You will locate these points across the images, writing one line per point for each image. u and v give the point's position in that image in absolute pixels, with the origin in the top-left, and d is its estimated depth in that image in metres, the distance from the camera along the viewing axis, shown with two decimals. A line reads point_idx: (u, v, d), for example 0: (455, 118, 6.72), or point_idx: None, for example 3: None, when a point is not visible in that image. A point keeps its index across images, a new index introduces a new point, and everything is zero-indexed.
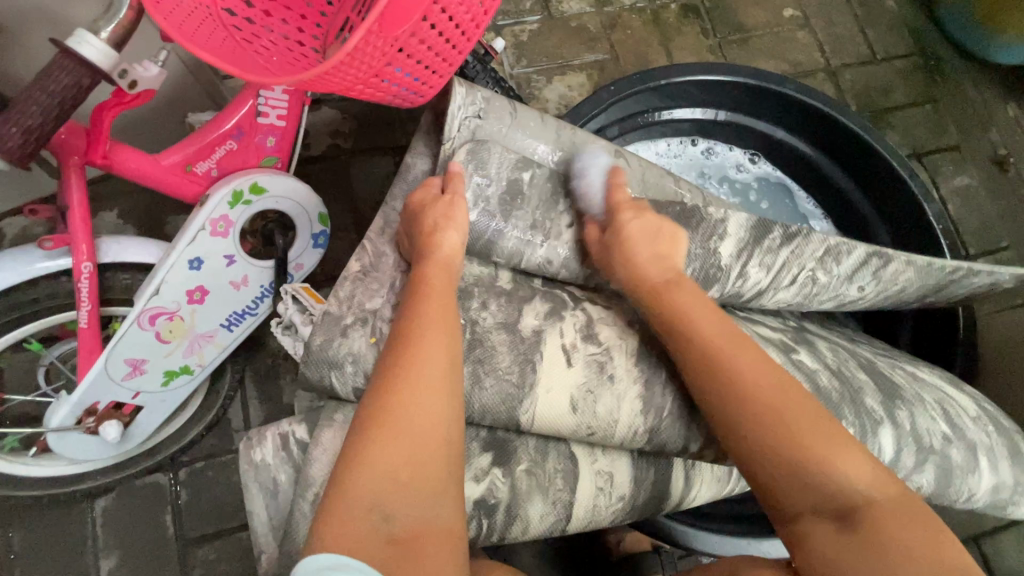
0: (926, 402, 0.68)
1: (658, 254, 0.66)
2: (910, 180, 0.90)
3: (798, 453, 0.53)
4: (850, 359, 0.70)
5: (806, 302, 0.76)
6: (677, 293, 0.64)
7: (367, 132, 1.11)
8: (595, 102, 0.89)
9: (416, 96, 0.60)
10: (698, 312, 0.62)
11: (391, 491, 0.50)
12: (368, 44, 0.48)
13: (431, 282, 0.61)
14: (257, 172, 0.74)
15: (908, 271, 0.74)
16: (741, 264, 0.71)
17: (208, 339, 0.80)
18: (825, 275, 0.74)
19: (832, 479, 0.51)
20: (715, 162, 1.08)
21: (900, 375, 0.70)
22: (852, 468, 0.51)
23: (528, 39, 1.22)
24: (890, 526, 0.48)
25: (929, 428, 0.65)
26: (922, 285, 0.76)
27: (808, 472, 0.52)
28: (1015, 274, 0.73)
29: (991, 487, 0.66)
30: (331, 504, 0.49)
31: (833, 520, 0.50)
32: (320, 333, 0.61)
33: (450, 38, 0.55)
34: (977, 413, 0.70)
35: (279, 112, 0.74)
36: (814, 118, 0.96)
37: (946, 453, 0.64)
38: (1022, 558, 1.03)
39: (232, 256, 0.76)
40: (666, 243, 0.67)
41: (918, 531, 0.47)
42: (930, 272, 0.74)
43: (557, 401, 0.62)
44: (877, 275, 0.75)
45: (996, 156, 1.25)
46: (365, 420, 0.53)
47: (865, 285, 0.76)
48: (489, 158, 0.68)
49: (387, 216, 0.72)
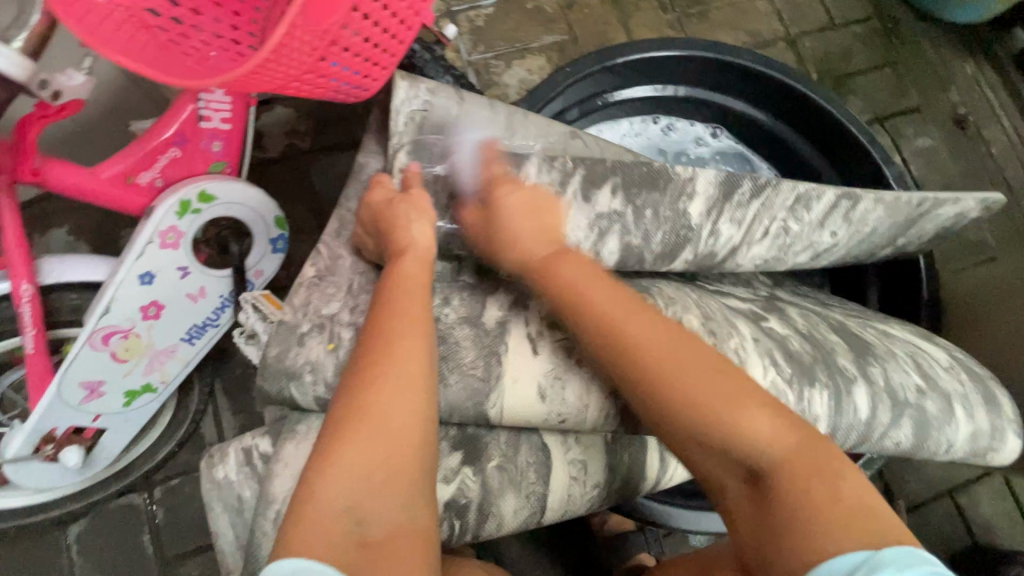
0: (898, 356, 0.68)
1: (541, 228, 0.63)
2: (872, 146, 0.90)
3: (702, 426, 0.51)
4: (821, 321, 0.71)
5: (779, 255, 0.75)
6: (561, 262, 0.61)
7: (325, 129, 1.08)
8: (551, 85, 0.87)
9: (359, 90, 0.59)
10: (588, 283, 0.59)
11: (363, 493, 0.49)
12: (297, 40, 0.46)
13: (406, 278, 0.60)
14: (204, 179, 0.71)
15: (876, 209, 0.75)
16: (712, 222, 0.70)
17: (170, 354, 0.78)
18: (796, 224, 0.73)
19: (741, 446, 0.50)
20: (675, 138, 1.06)
21: (870, 333, 0.71)
22: (758, 431, 0.50)
23: (484, 24, 1.19)
24: (799, 477, 0.47)
25: (902, 382, 0.65)
26: (894, 223, 0.77)
27: (719, 443, 0.51)
28: (980, 200, 0.76)
29: (969, 435, 0.66)
30: (303, 505, 0.48)
31: (748, 481, 0.50)
32: (275, 344, 0.60)
33: (387, 27, 0.53)
34: (950, 361, 0.70)
35: (223, 115, 0.71)
36: (774, 88, 0.95)
37: (921, 406, 0.64)
38: (994, 507, 1.06)
39: (186, 268, 0.74)
40: (547, 213, 0.64)
41: (817, 491, 0.46)
42: (899, 207, 0.75)
43: (526, 393, 0.61)
44: (848, 218, 0.75)
45: (956, 115, 1.26)
46: (340, 417, 0.51)
47: (838, 230, 0.75)
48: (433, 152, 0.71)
49: (342, 218, 0.71)
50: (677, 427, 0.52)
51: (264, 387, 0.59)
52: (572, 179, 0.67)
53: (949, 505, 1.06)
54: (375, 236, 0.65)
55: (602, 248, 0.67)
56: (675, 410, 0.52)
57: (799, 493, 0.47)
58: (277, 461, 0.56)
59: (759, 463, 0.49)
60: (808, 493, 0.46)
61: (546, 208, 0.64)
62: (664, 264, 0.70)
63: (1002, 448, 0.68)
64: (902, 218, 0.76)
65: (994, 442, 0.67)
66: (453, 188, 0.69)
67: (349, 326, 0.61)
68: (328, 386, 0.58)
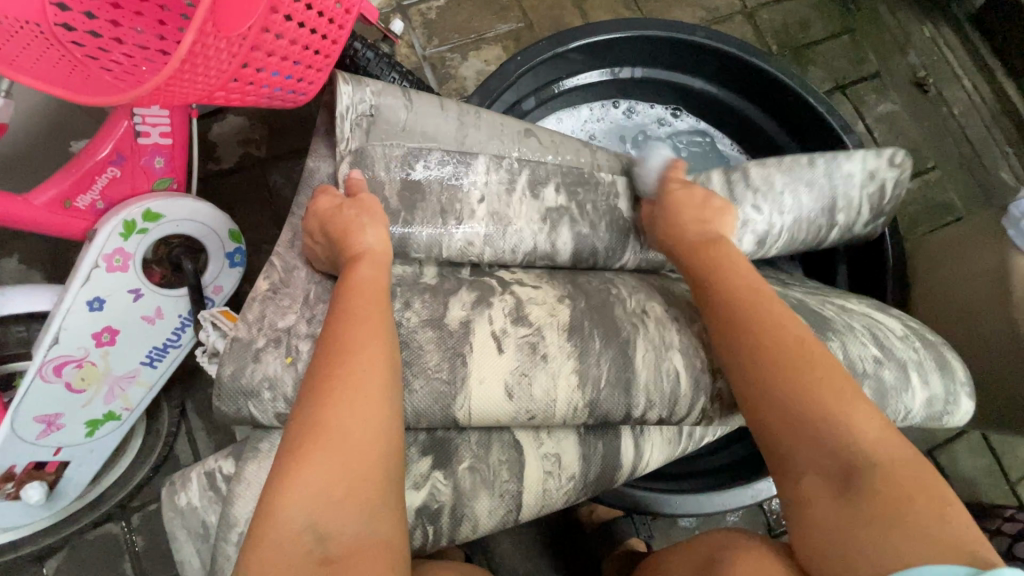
0: (855, 329, 0.68)
1: (700, 219, 0.68)
2: (830, 116, 0.90)
3: (811, 403, 0.49)
4: (783, 302, 0.70)
5: None
6: (716, 249, 0.64)
7: (280, 135, 1.05)
8: (502, 76, 0.85)
9: (296, 94, 0.57)
10: (730, 266, 0.62)
11: (322, 508, 0.47)
12: (210, 48, 0.44)
13: (362, 283, 0.58)
14: (148, 198, 0.69)
15: (772, 173, 0.78)
16: (633, 213, 0.75)
17: (131, 379, 0.76)
18: (712, 201, 0.75)
19: (844, 432, 0.47)
20: (636, 121, 1.06)
21: (829, 309, 0.71)
22: (866, 420, 0.48)
23: (437, 16, 1.16)
24: (894, 484, 0.44)
25: (861, 354, 0.65)
26: (806, 187, 0.78)
27: (820, 426, 0.48)
28: (863, 154, 0.80)
29: (925, 402, 0.66)
30: (260, 524, 0.46)
31: (836, 478, 0.46)
32: (229, 364, 0.58)
33: (315, 28, 0.52)
34: (903, 330, 0.71)
35: (162, 130, 0.68)
36: (730, 62, 0.94)
37: (878, 375, 0.65)
38: (973, 463, 1.08)
39: (138, 290, 0.72)
40: (711, 213, 0.69)
41: (920, 498, 0.43)
42: (794, 167, 0.78)
43: (492, 392, 0.60)
44: (755, 188, 0.77)
45: (917, 78, 1.26)
46: (300, 430, 0.49)
47: (759, 204, 0.76)
48: (375, 156, 0.68)
49: (295, 227, 0.69)
50: (782, 403, 0.50)
51: (222, 409, 0.57)
52: (520, 176, 0.71)
53: (930, 465, 1.07)
54: (328, 242, 0.62)
55: (556, 239, 0.71)
56: (774, 383, 0.51)
57: (895, 500, 0.43)
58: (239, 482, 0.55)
59: (851, 458, 0.46)
60: (910, 495, 0.43)
61: (703, 201, 0.69)
62: (613, 261, 0.74)
63: (958, 410, 0.68)
64: (812, 183, 0.78)
65: (948, 406, 0.68)
66: (403, 190, 0.68)
67: (307, 339, 0.59)
68: (288, 401, 0.57)
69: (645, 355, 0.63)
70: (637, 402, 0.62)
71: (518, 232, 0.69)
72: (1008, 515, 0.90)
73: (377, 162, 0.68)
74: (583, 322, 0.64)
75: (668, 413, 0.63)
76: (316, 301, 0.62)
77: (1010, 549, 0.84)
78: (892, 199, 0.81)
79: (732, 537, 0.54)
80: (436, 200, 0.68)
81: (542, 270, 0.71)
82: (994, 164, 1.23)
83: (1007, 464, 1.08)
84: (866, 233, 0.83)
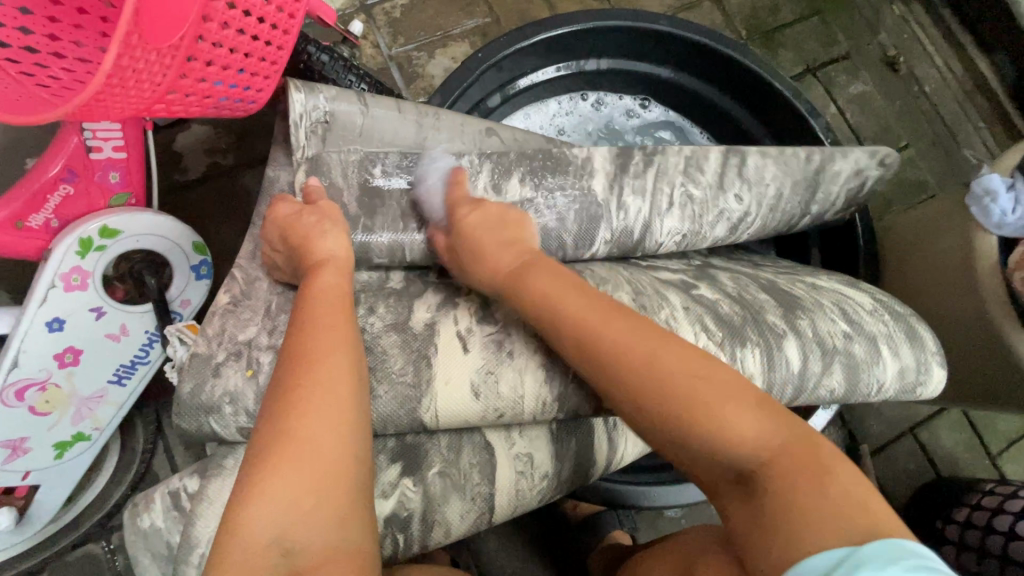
0: (825, 306, 0.68)
1: (506, 240, 0.62)
2: (796, 100, 0.90)
3: (681, 424, 0.47)
4: (753, 283, 0.71)
5: (696, 227, 0.75)
6: (531, 272, 0.59)
7: (245, 142, 1.03)
8: (464, 73, 0.84)
9: (244, 103, 0.57)
10: (552, 285, 0.57)
11: (291, 521, 0.46)
12: (139, 60, 0.43)
13: (324, 286, 0.57)
14: (104, 214, 0.68)
15: (766, 164, 0.77)
16: (617, 196, 0.72)
17: (99, 400, 0.75)
18: (696, 188, 0.74)
19: (718, 442, 0.46)
20: (605, 113, 1.05)
21: (798, 288, 0.71)
22: (737, 424, 0.46)
23: (401, 15, 1.15)
24: (782, 482, 0.43)
25: (829, 330, 0.65)
26: (794, 180, 0.78)
27: (697, 444, 0.47)
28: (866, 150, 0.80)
29: (897, 373, 0.66)
30: (228, 539, 0.45)
31: (739, 488, 0.45)
32: (189, 380, 0.57)
33: (256, 35, 0.51)
34: (874, 305, 0.71)
35: (115, 144, 0.67)
36: (693, 49, 0.93)
37: (847, 350, 0.65)
38: (954, 439, 1.09)
39: (100, 308, 0.71)
40: (514, 228, 0.64)
41: (807, 491, 0.42)
42: (786, 161, 0.77)
43: (458, 392, 0.59)
44: (743, 176, 0.76)
45: (887, 57, 1.26)
46: (265, 441, 0.48)
47: (741, 193, 0.76)
48: (331, 168, 0.67)
49: (255, 235, 0.68)
50: (652, 426, 0.49)
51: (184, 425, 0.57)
52: (481, 173, 0.71)
53: (911, 443, 1.08)
54: (288, 250, 0.61)
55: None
56: (648, 408, 0.49)
57: (784, 501, 0.42)
58: (202, 500, 0.55)
59: (739, 466, 0.45)
60: (793, 493, 0.42)
61: (503, 220, 0.64)
62: (585, 250, 0.72)
63: (930, 379, 0.68)
64: (799, 177, 0.78)
65: (922, 376, 0.68)
66: (364, 196, 0.68)
67: (268, 350, 0.58)
68: (250, 415, 0.56)
69: None
70: (606, 398, 0.62)
71: None
72: (988, 489, 0.91)
73: (334, 170, 0.67)
74: None
75: None
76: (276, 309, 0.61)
77: (990, 523, 0.85)
78: (864, 195, 0.83)
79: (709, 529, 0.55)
80: (396, 202, 0.67)
81: None
82: (966, 139, 1.23)
83: (988, 438, 1.09)
84: (835, 220, 0.84)
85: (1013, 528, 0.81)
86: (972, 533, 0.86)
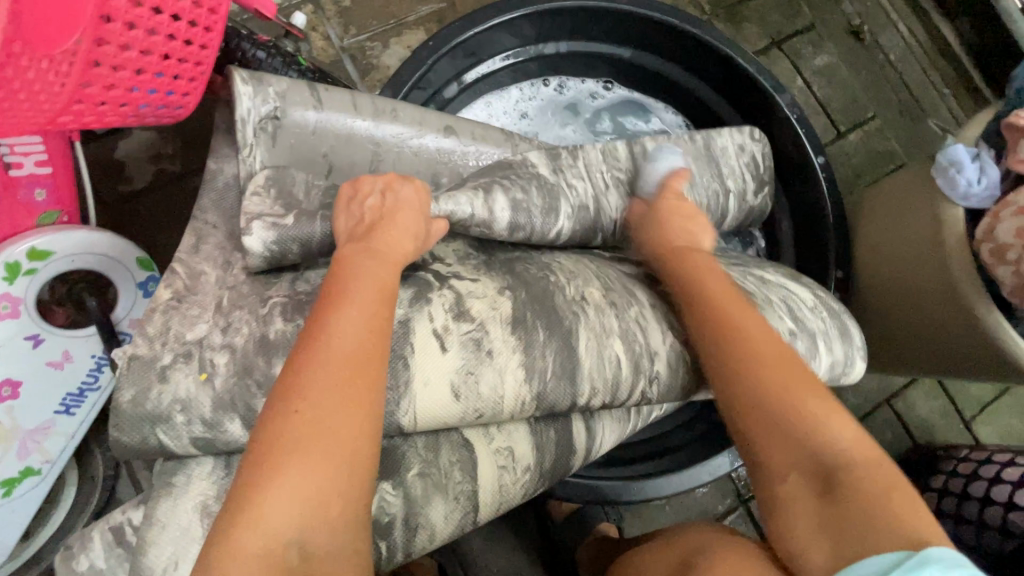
0: (773, 302, 0.69)
1: (684, 226, 0.70)
2: (761, 75, 0.88)
3: (785, 412, 0.50)
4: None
5: (634, 209, 0.75)
6: (694, 254, 0.67)
7: (192, 144, 0.97)
8: (416, 63, 0.81)
9: (170, 109, 0.53)
10: (709, 275, 0.64)
11: (307, 516, 0.42)
12: (27, 68, 0.39)
13: (353, 262, 0.52)
14: (32, 235, 0.64)
15: (662, 146, 0.80)
16: (563, 178, 0.73)
17: (46, 431, 0.71)
18: (617, 175, 0.77)
19: (817, 439, 0.48)
20: (569, 97, 1.02)
21: (750, 282, 0.71)
22: (836, 426, 0.49)
23: (351, 4, 1.09)
24: (862, 484, 0.45)
25: (776, 328, 0.65)
26: (693, 156, 0.80)
27: (797, 434, 0.49)
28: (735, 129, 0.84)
29: (827, 367, 0.68)
30: (229, 530, 0.41)
31: (820, 485, 0.47)
32: (129, 386, 0.53)
33: (172, 34, 0.47)
34: (814, 301, 0.72)
35: (37, 158, 0.64)
36: (652, 27, 0.90)
37: (792, 348, 0.65)
38: (929, 406, 1.10)
39: (36, 336, 0.68)
40: (691, 223, 0.71)
41: (887, 492, 0.44)
42: (680, 141, 0.80)
43: (437, 393, 0.56)
44: (650, 156, 0.79)
45: (852, 26, 1.24)
46: (272, 427, 0.43)
47: (660, 172, 0.78)
48: (295, 184, 0.63)
49: (199, 233, 0.63)
50: (761, 412, 0.51)
51: (125, 440, 0.52)
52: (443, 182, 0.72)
53: (888, 413, 1.09)
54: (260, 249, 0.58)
55: (493, 206, 0.66)
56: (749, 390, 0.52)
57: (870, 499, 0.44)
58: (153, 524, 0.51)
59: (830, 463, 0.47)
60: (878, 491, 0.44)
61: (687, 225, 0.71)
62: (551, 221, 0.70)
63: (853, 371, 0.71)
64: (698, 154, 0.81)
65: (847, 367, 0.70)
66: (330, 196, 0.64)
67: (222, 350, 0.54)
68: (205, 423, 0.52)
69: (587, 342, 0.62)
70: (582, 391, 0.61)
71: (454, 201, 0.64)
72: (962, 455, 0.91)
73: (297, 184, 0.63)
74: (527, 316, 0.61)
75: (610, 398, 0.62)
76: (227, 306, 0.57)
77: (966, 489, 0.86)
78: (766, 167, 0.85)
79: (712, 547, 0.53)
80: None
81: (479, 263, 0.66)
82: (931, 107, 1.22)
83: (961, 404, 1.10)
84: (761, 202, 0.86)
85: (987, 494, 0.83)
86: (949, 500, 0.87)
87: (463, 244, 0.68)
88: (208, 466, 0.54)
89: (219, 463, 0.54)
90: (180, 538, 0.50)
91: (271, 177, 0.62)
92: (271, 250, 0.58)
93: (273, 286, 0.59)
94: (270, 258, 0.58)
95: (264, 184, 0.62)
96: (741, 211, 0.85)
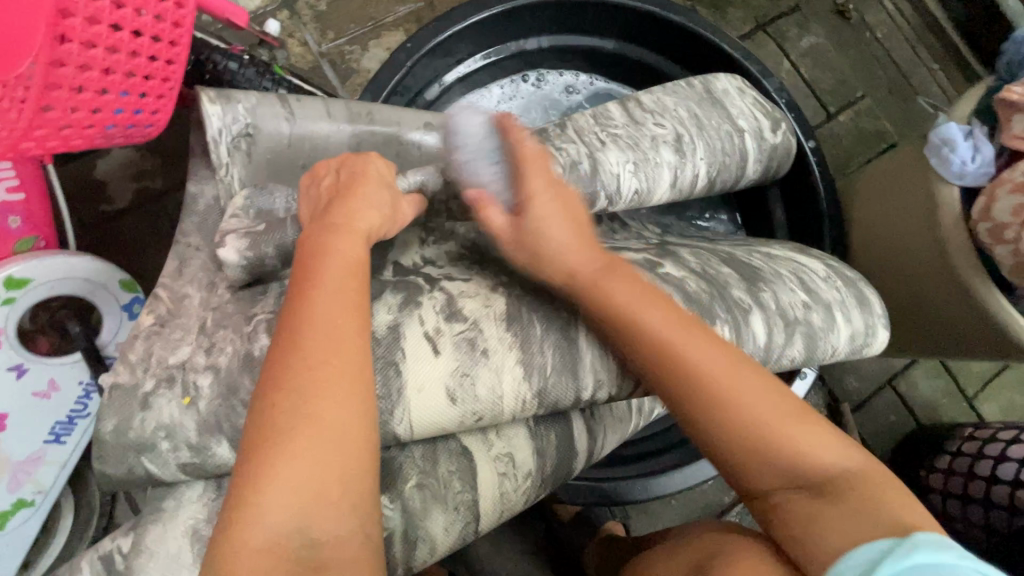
0: (783, 275, 0.68)
1: (587, 237, 0.59)
2: (746, 61, 0.86)
3: (764, 442, 0.47)
4: (713, 255, 0.69)
5: (640, 154, 0.71)
6: (615, 270, 0.56)
7: (171, 159, 0.95)
8: (393, 67, 0.79)
9: (139, 128, 0.52)
10: (639, 299, 0.53)
11: (308, 506, 0.39)
12: None
13: (317, 240, 0.48)
14: (6, 263, 0.63)
15: (659, 95, 0.76)
16: (550, 143, 0.69)
17: (37, 461, 0.70)
18: (615, 128, 0.72)
19: (804, 463, 0.47)
20: (547, 91, 0.99)
21: (757, 258, 0.70)
22: (822, 446, 0.47)
23: (327, 8, 1.07)
24: (855, 489, 0.45)
25: (791, 302, 0.65)
26: (689, 96, 0.77)
27: (780, 460, 0.47)
28: (732, 78, 0.81)
29: (848, 336, 0.67)
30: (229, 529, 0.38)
31: (815, 495, 0.46)
32: (112, 416, 0.51)
33: (137, 50, 0.46)
34: (827, 271, 0.71)
35: (9, 185, 0.63)
36: (637, 17, 0.89)
37: (808, 319, 0.64)
38: (931, 385, 1.09)
39: (20, 365, 0.67)
40: (582, 229, 0.60)
41: (886, 487, 0.45)
42: (678, 89, 0.78)
43: (433, 400, 0.54)
44: (644, 109, 0.75)
45: (837, 5, 1.22)
46: (259, 435, 0.40)
47: (659, 119, 0.74)
48: (274, 203, 0.62)
49: (182, 255, 0.61)
50: (735, 446, 0.48)
51: (111, 470, 0.51)
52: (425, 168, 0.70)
53: (891, 396, 1.08)
54: (244, 263, 0.56)
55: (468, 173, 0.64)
56: (727, 435, 0.48)
57: (873, 500, 0.44)
58: (142, 553, 0.49)
59: (821, 478, 0.46)
60: (877, 488, 0.45)
61: (579, 220, 0.60)
62: None
63: (875, 341, 0.70)
64: (698, 98, 0.77)
65: (868, 338, 0.69)
66: None
67: (206, 371, 0.52)
68: (192, 448, 0.50)
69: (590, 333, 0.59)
70: (586, 384, 0.58)
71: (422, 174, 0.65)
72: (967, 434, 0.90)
73: (278, 197, 0.63)
74: (522, 311, 0.58)
75: (618, 389, 0.60)
76: (211, 326, 0.55)
77: (972, 468, 0.85)
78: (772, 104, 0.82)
79: (726, 540, 0.51)
80: None
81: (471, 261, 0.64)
82: (922, 83, 1.21)
83: (964, 382, 1.10)
84: (781, 140, 0.81)
85: (994, 472, 0.81)
86: (956, 480, 0.86)
87: (454, 247, 0.66)
88: (200, 488, 0.52)
89: (208, 486, 0.52)
90: (170, 565, 0.48)
91: (249, 201, 0.61)
92: (246, 257, 0.56)
93: (259, 302, 0.56)
94: (247, 266, 0.56)
95: (244, 207, 0.61)
96: (763, 150, 0.80)
